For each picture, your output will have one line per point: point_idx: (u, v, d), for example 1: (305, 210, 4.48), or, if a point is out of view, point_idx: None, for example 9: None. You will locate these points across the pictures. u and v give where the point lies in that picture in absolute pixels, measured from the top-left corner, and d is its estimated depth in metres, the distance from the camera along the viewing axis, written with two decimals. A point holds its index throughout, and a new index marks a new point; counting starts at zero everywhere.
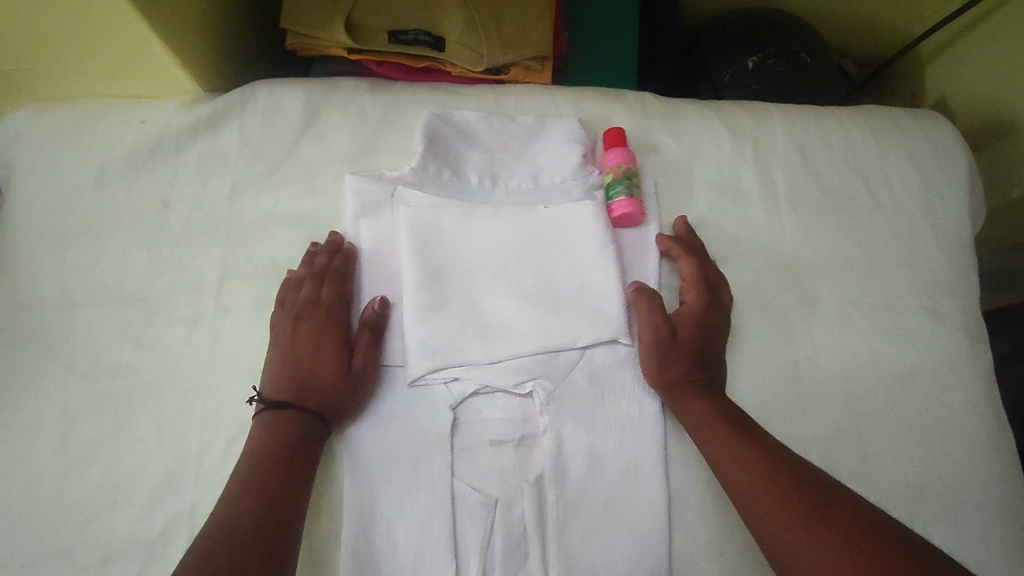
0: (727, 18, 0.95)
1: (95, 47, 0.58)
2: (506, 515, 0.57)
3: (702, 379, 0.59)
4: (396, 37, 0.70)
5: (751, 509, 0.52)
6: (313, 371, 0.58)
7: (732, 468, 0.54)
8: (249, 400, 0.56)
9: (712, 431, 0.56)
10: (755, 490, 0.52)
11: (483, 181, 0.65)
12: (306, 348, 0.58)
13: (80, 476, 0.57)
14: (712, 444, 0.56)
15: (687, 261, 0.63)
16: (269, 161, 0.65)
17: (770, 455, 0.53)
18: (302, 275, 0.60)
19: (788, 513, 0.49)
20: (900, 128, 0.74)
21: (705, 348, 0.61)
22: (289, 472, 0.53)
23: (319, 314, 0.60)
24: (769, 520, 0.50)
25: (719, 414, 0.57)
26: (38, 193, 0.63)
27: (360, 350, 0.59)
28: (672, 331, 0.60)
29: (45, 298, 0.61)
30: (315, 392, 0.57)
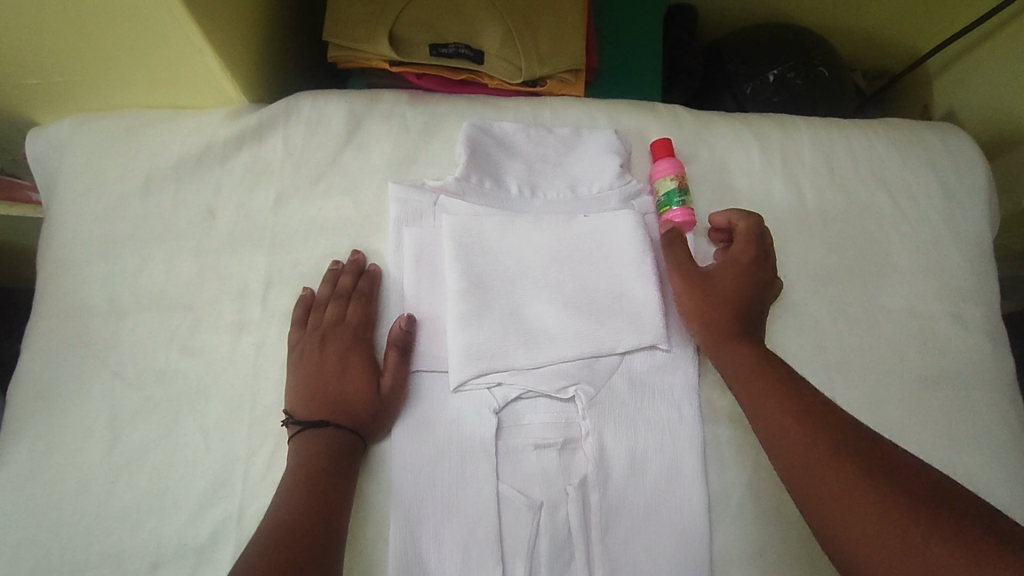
0: (747, 33, 0.98)
1: (149, 59, 0.59)
2: (552, 518, 0.57)
3: (744, 330, 0.60)
4: (437, 50, 0.74)
5: (782, 454, 0.52)
6: (342, 391, 0.59)
7: (766, 415, 0.55)
8: (284, 423, 0.57)
9: (749, 380, 0.57)
10: (787, 437, 0.52)
11: (523, 190, 0.67)
12: (332, 368, 0.59)
13: (129, 482, 0.57)
14: (748, 393, 0.57)
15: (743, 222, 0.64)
16: (313, 170, 0.66)
17: (807, 404, 0.54)
18: (327, 296, 0.62)
19: (821, 457, 0.50)
20: (922, 140, 0.76)
21: (748, 300, 0.61)
22: (335, 483, 0.55)
23: (344, 335, 0.61)
24: (817, 479, 0.49)
25: (760, 363, 0.58)
26: (87, 202, 0.64)
27: (389, 367, 0.59)
28: (711, 283, 0.61)
29: (94, 304, 0.62)
30: (348, 410, 0.58)
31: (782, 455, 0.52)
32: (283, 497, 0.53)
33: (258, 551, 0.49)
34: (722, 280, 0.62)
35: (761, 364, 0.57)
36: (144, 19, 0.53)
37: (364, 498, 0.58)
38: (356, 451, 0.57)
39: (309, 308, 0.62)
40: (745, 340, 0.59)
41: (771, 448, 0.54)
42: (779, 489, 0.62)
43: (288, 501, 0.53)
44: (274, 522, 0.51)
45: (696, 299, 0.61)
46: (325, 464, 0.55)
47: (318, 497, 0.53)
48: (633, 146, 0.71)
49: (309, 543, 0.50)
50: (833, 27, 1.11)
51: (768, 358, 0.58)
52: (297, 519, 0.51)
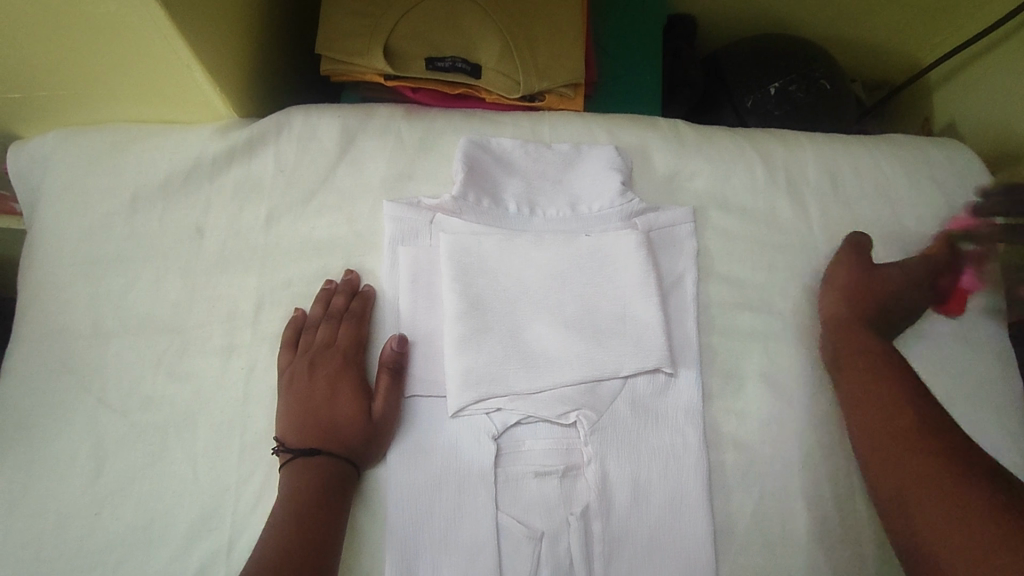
0: (745, 44, 0.97)
1: (135, 74, 0.57)
2: (553, 549, 0.55)
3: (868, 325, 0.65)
4: (433, 64, 0.72)
5: (888, 449, 0.57)
6: (333, 417, 0.57)
7: (883, 413, 0.59)
8: (273, 452, 0.54)
9: (873, 377, 0.61)
10: (897, 436, 0.57)
11: (522, 208, 0.65)
12: (323, 393, 0.57)
13: (112, 514, 0.55)
14: (868, 387, 0.61)
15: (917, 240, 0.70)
16: (306, 188, 0.64)
17: (924, 410, 0.58)
18: (319, 317, 0.60)
19: (934, 461, 0.55)
20: (926, 157, 0.74)
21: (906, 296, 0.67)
22: (323, 517, 0.52)
23: (332, 357, 0.59)
24: (887, 435, 0.58)
25: (889, 360, 0.62)
26: (72, 220, 0.62)
27: (381, 391, 0.57)
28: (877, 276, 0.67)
29: (79, 327, 0.60)
30: (339, 436, 0.56)
31: (890, 449, 0.57)
32: (274, 530, 0.51)
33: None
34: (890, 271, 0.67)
35: (891, 365, 0.62)
36: (129, 34, 0.51)
37: (356, 530, 0.56)
38: (348, 481, 0.55)
39: (299, 331, 0.60)
40: (878, 336, 0.64)
41: (875, 448, 0.58)
42: (785, 518, 0.60)
43: (275, 536, 0.51)
44: (258, 560, 0.49)
45: (853, 283, 0.66)
46: (315, 496, 0.53)
47: (306, 535, 0.51)
48: (634, 162, 0.69)
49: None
50: (834, 39, 1.10)
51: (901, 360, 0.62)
52: (283, 558, 0.49)
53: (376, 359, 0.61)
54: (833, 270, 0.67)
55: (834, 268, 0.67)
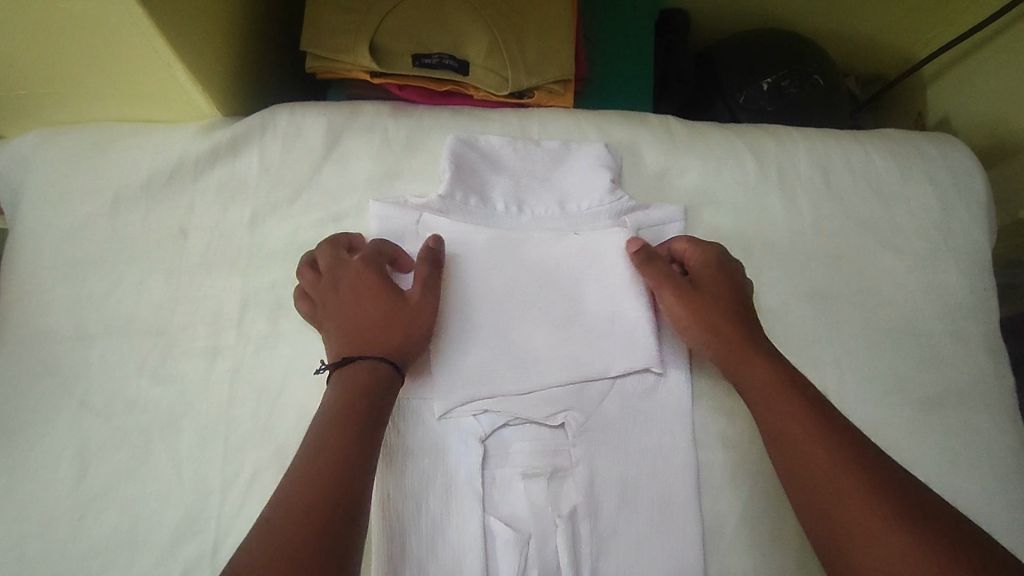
0: (738, 38, 0.96)
1: (116, 73, 0.56)
2: (541, 550, 0.55)
3: (745, 346, 0.57)
4: (420, 61, 0.71)
5: (807, 483, 0.50)
6: (366, 321, 0.55)
7: (789, 439, 0.52)
8: (317, 368, 0.53)
9: (774, 400, 0.54)
10: (817, 468, 0.49)
11: (509, 207, 0.64)
12: (353, 299, 0.56)
13: (96, 518, 0.54)
14: (779, 414, 0.53)
15: (679, 241, 0.63)
16: (290, 186, 0.63)
17: (846, 436, 0.51)
18: (335, 247, 0.59)
19: (852, 488, 0.47)
20: (919, 153, 0.74)
21: (738, 300, 0.60)
22: (355, 446, 0.48)
23: (354, 265, 0.57)
24: (808, 466, 0.50)
25: (783, 377, 0.55)
26: (54, 221, 0.62)
27: (417, 283, 0.57)
28: (702, 294, 0.60)
29: (62, 329, 0.59)
30: (378, 337, 0.54)
31: (807, 481, 0.50)
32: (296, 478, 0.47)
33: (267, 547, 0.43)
34: (709, 287, 0.60)
35: (786, 384, 0.55)
36: (108, 33, 0.51)
37: None
38: (387, 397, 0.52)
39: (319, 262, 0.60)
40: (760, 356, 0.57)
41: (798, 489, 0.50)
42: (775, 516, 0.60)
43: (302, 469, 0.47)
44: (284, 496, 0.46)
45: (692, 315, 0.59)
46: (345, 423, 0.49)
47: (336, 462, 0.47)
48: (624, 160, 0.69)
49: (325, 518, 0.45)
50: (827, 34, 1.09)
51: (793, 375, 0.56)
52: (311, 490, 0.46)
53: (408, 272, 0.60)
54: (676, 303, 0.60)
55: (675, 303, 0.60)
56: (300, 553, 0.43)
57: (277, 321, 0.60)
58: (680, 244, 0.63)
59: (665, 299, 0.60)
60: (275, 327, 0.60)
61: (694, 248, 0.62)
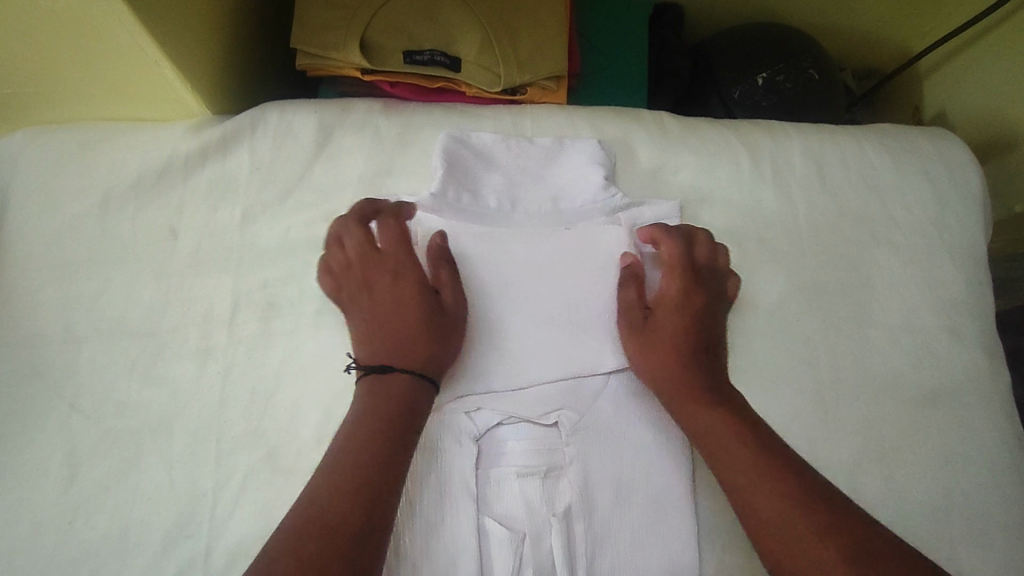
0: (733, 33, 0.96)
1: (103, 72, 0.56)
2: (535, 550, 0.54)
3: (702, 383, 0.56)
4: (412, 58, 0.71)
5: (766, 533, 0.50)
6: (400, 325, 0.55)
7: (744, 485, 0.52)
8: (347, 368, 0.54)
9: (726, 446, 0.53)
10: (776, 515, 0.50)
11: (502, 205, 0.64)
12: (387, 302, 0.56)
13: (87, 522, 0.54)
14: (733, 459, 0.53)
15: (667, 245, 0.61)
16: (281, 185, 0.63)
17: (799, 475, 0.51)
18: (360, 232, 0.58)
19: (810, 536, 0.48)
20: (914, 147, 0.73)
21: (699, 328, 0.59)
22: (382, 458, 0.49)
23: (387, 262, 0.57)
24: (765, 513, 0.50)
25: (739, 416, 0.55)
26: (42, 222, 0.61)
27: (445, 287, 0.57)
28: (659, 327, 0.59)
29: (50, 332, 0.59)
30: (410, 345, 0.54)
31: (766, 530, 0.50)
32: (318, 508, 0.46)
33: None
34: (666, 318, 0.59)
35: (737, 426, 0.54)
36: (93, 31, 0.50)
37: None
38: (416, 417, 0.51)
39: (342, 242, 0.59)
40: (714, 394, 0.56)
41: (758, 536, 0.50)
42: None
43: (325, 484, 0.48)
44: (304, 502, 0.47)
45: (640, 357, 0.58)
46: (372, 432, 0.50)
47: (359, 485, 0.47)
48: (617, 156, 0.68)
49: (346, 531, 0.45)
50: (822, 28, 1.08)
51: (745, 414, 0.55)
52: (336, 508, 0.46)
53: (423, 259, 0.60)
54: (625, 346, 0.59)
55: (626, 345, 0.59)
56: None
57: (268, 321, 0.59)
58: (665, 246, 0.61)
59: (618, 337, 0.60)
60: (266, 327, 0.59)
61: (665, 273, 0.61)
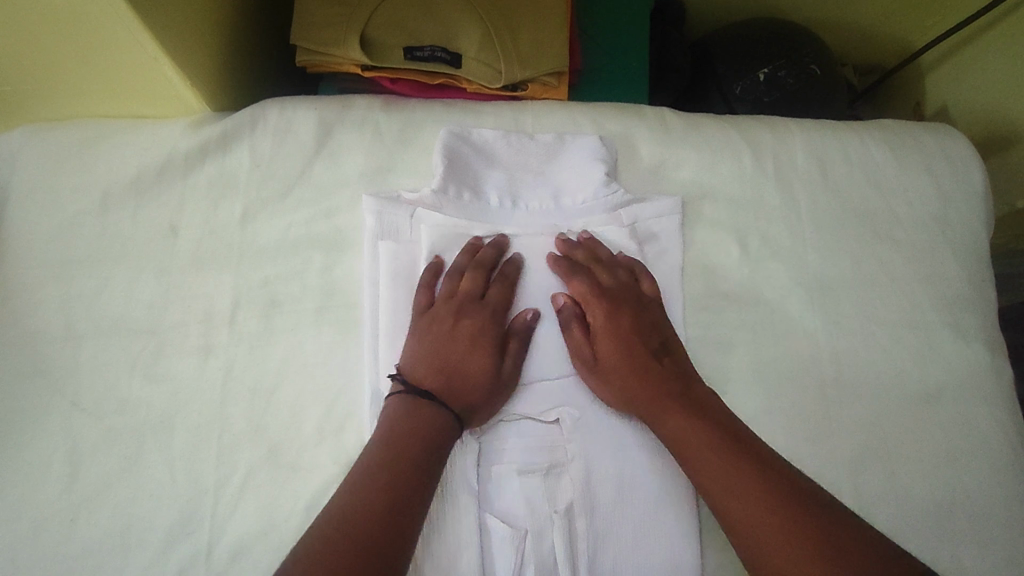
0: (734, 28, 0.95)
1: (102, 69, 0.56)
2: (537, 547, 0.54)
3: (662, 397, 0.55)
4: (412, 54, 0.71)
5: (750, 540, 0.49)
6: (463, 369, 0.55)
7: (720, 491, 0.51)
8: (393, 377, 0.54)
9: (694, 450, 0.53)
10: (757, 519, 0.48)
11: (503, 203, 0.64)
12: (460, 344, 0.56)
13: (88, 519, 0.54)
14: (708, 467, 0.52)
15: (578, 279, 0.59)
16: (281, 182, 0.63)
17: (775, 477, 0.50)
18: (466, 266, 0.59)
19: (794, 538, 0.47)
20: (917, 142, 0.73)
21: (647, 342, 0.58)
22: (416, 482, 0.49)
23: (484, 310, 0.58)
24: (747, 519, 0.49)
25: (705, 424, 0.54)
26: (41, 220, 0.61)
27: (510, 354, 0.57)
28: (603, 356, 0.58)
29: (50, 329, 0.59)
30: (461, 388, 0.55)
31: (749, 537, 0.49)
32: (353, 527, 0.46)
33: None
34: (607, 347, 0.58)
35: (703, 428, 0.53)
36: (92, 28, 0.50)
37: None
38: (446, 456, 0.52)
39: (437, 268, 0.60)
40: (680, 403, 0.55)
41: (743, 544, 0.49)
42: None
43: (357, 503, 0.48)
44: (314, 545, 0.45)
45: (591, 375, 0.58)
46: (390, 468, 0.49)
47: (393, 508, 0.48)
48: (619, 152, 0.68)
49: (367, 573, 0.44)
50: (824, 23, 1.08)
51: (713, 415, 0.55)
52: (367, 529, 0.46)
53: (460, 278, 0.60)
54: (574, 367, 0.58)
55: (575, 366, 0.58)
56: None
57: (269, 319, 0.59)
58: (573, 279, 0.60)
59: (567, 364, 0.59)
60: (267, 324, 0.59)
61: (595, 280, 0.60)
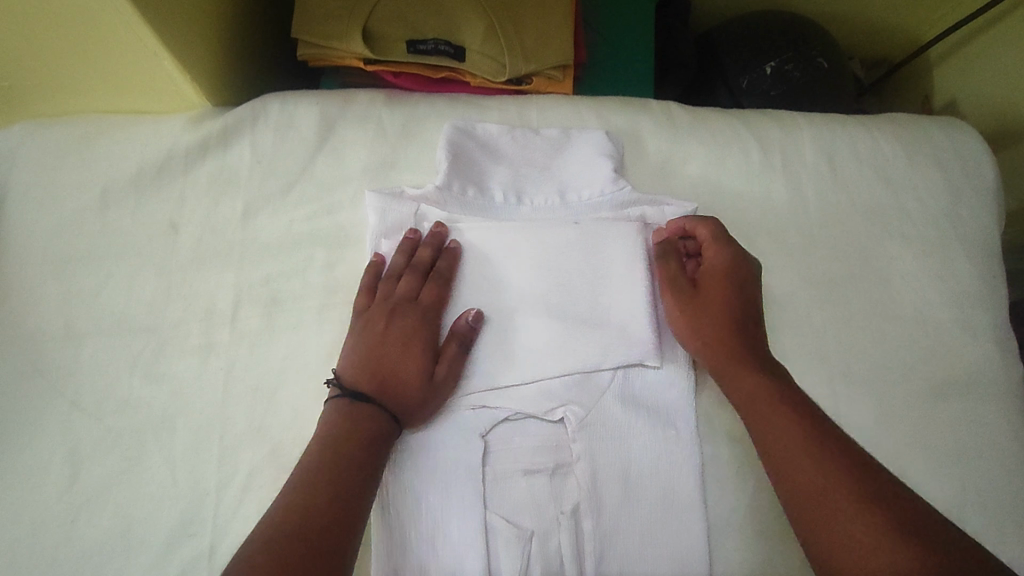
0: (741, 21, 0.94)
1: (101, 64, 0.55)
2: (543, 548, 0.54)
3: (747, 354, 0.56)
4: (415, 47, 0.70)
5: (800, 496, 0.48)
6: (396, 371, 0.54)
7: (780, 448, 0.51)
8: (327, 383, 0.53)
9: (766, 410, 0.53)
10: (809, 476, 0.48)
11: (508, 198, 0.63)
12: (393, 345, 0.55)
13: (90, 521, 0.53)
14: (774, 424, 0.52)
15: (704, 227, 0.60)
16: (283, 178, 0.62)
17: (838, 443, 0.50)
18: (403, 267, 0.58)
19: (845, 501, 0.46)
20: (928, 138, 0.72)
21: (742, 305, 0.58)
22: (365, 444, 0.50)
23: (415, 310, 0.57)
24: (801, 476, 0.49)
25: (781, 387, 0.54)
26: (40, 217, 0.60)
27: (445, 357, 0.55)
28: (699, 302, 0.58)
29: (49, 328, 0.58)
30: (396, 390, 0.53)
31: (800, 493, 0.48)
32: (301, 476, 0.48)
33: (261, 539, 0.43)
34: (706, 297, 0.58)
35: (774, 389, 0.53)
36: (90, 23, 0.49)
37: None
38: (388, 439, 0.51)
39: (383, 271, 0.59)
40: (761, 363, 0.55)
41: (794, 501, 0.49)
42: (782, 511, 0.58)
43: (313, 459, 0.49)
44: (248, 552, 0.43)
45: (689, 320, 0.58)
46: (348, 429, 0.50)
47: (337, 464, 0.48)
48: (625, 148, 0.67)
49: (316, 516, 0.45)
50: (830, 17, 1.07)
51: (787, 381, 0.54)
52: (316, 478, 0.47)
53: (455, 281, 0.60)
54: (673, 310, 0.59)
55: (674, 309, 0.59)
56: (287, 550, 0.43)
57: (271, 317, 0.59)
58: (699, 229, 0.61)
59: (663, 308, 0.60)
60: (269, 322, 0.58)
61: (709, 249, 0.60)
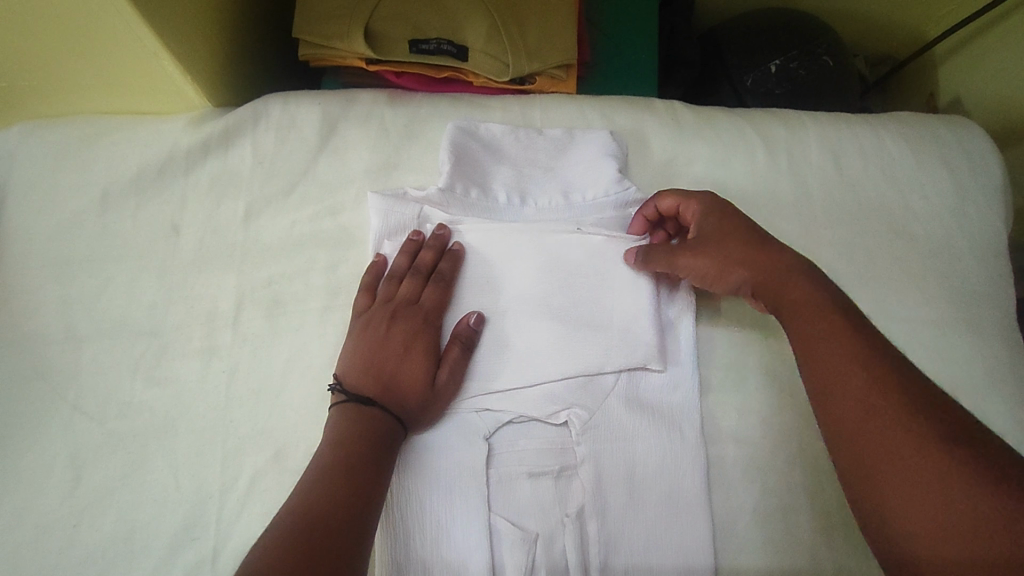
0: (745, 19, 0.93)
1: (100, 65, 0.54)
2: (548, 550, 0.53)
3: (768, 270, 0.51)
4: (418, 47, 0.69)
5: (837, 408, 0.45)
6: (397, 374, 0.54)
7: (818, 357, 0.46)
8: (329, 387, 0.53)
9: (803, 318, 0.48)
10: (849, 386, 0.44)
11: (511, 198, 0.62)
12: (395, 348, 0.55)
13: (92, 525, 0.53)
14: (810, 333, 0.47)
15: (668, 197, 0.59)
16: (285, 179, 0.61)
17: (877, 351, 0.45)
18: (405, 269, 0.58)
19: (885, 412, 0.42)
20: (934, 136, 0.72)
21: (757, 233, 0.54)
22: (381, 434, 0.50)
23: (417, 314, 0.56)
24: (841, 387, 0.45)
25: (816, 295, 0.49)
26: (40, 219, 0.60)
27: (447, 361, 0.55)
28: (711, 243, 0.54)
29: (49, 331, 0.58)
30: (399, 393, 0.53)
31: (837, 404, 0.45)
32: (319, 468, 0.47)
33: (291, 523, 0.43)
34: (716, 236, 0.54)
35: (810, 297, 0.49)
36: (90, 24, 0.48)
37: None
38: (397, 438, 0.52)
39: (383, 272, 0.59)
40: (789, 274, 0.50)
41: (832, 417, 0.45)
42: (789, 514, 0.58)
43: (328, 452, 0.49)
44: (271, 542, 0.41)
45: (710, 262, 0.54)
46: (358, 421, 0.51)
47: (354, 455, 0.48)
48: (630, 147, 0.67)
49: (342, 500, 0.45)
50: (833, 15, 1.06)
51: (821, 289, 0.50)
52: (334, 468, 0.47)
53: (455, 283, 0.59)
54: (695, 263, 0.54)
55: (696, 262, 0.54)
56: (317, 530, 0.43)
57: (274, 319, 0.58)
58: (669, 199, 0.59)
59: (682, 265, 0.55)
60: (272, 324, 0.58)
61: (689, 204, 0.58)
